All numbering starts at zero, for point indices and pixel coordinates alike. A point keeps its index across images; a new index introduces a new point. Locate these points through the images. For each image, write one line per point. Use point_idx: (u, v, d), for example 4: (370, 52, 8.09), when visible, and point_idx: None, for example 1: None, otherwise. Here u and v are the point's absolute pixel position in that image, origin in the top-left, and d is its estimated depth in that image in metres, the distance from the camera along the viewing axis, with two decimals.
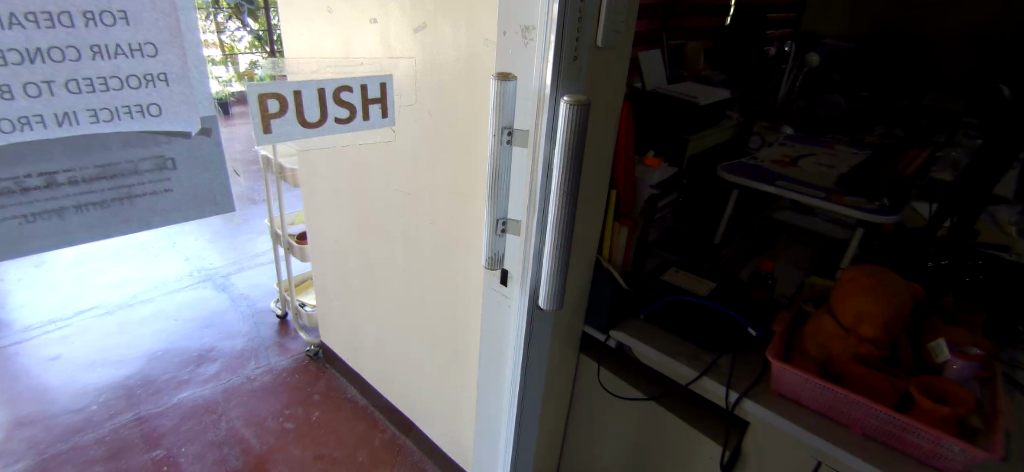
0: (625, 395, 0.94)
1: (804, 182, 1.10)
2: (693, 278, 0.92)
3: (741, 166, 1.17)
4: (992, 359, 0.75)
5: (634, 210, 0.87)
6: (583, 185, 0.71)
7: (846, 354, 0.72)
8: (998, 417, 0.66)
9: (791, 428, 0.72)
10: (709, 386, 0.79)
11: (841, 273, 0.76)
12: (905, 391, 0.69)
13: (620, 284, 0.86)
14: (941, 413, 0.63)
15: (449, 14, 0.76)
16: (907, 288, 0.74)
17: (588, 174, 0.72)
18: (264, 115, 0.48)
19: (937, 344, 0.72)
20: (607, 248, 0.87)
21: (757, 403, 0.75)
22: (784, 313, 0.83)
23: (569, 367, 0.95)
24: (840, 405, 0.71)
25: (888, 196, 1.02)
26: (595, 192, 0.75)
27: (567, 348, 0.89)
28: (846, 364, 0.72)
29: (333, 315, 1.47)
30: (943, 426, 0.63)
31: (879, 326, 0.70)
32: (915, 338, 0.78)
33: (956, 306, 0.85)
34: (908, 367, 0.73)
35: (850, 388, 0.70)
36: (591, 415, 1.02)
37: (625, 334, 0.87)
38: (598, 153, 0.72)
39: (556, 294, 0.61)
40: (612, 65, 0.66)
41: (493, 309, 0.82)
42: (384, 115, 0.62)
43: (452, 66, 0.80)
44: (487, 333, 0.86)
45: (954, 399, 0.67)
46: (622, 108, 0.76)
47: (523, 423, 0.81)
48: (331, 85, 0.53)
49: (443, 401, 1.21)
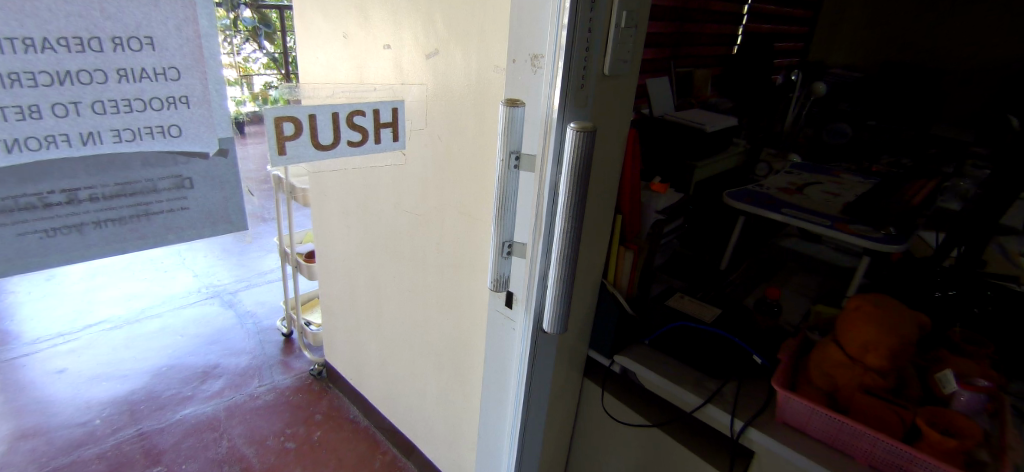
0: (628, 421, 0.93)
1: (811, 211, 1.09)
2: (700, 305, 0.89)
3: (746, 193, 1.17)
4: (1000, 391, 0.74)
5: (639, 235, 0.87)
6: (589, 210, 0.72)
7: (851, 384, 0.70)
8: (1007, 451, 0.65)
9: (796, 458, 0.71)
10: (714, 415, 0.78)
11: (846, 302, 0.75)
12: (911, 423, 0.67)
13: (625, 309, 0.85)
14: (948, 446, 0.63)
15: (460, 41, 0.79)
16: (913, 317, 0.72)
17: (594, 198, 0.72)
18: (280, 138, 0.49)
19: (945, 374, 0.71)
20: (612, 273, 0.87)
21: (762, 432, 0.74)
22: (790, 340, 0.82)
23: (573, 391, 0.95)
24: (845, 435, 0.70)
25: (894, 225, 1.01)
26: (599, 219, 0.76)
27: (571, 372, 0.88)
28: (851, 393, 0.70)
29: (337, 334, 1.48)
30: (948, 459, 0.63)
31: (885, 356, 0.69)
32: (922, 369, 0.77)
33: (964, 337, 0.84)
34: (916, 399, 0.72)
35: (855, 419, 0.69)
36: (595, 442, 1.01)
37: (628, 359, 0.87)
38: (603, 179, 0.73)
39: (558, 319, 0.61)
40: (618, 92, 0.67)
41: (496, 330, 0.82)
42: (395, 139, 0.64)
43: (462, 92, 0.82)
44: (489, 354, 0.86)
45: (961, 431, 0.66)
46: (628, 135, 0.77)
47: (524, 447, 0.81)
48: (343, 108, 0.55)
49: (444, 424, 1.20)
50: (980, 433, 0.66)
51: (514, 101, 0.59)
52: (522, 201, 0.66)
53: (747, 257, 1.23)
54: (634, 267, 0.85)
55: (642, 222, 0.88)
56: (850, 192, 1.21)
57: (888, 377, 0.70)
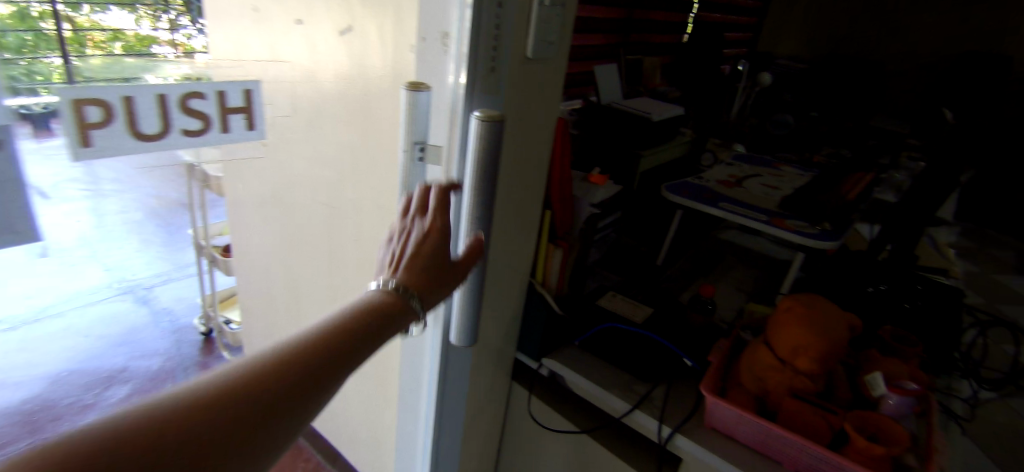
0: (554, 425, 0.90)
1: (748, 205, 1.08)
2: (632, 304, 0.87)
3: (685, 187, 1.15)
4: (926, 391, 0.75)
5: (570, 232, 0.82)
6: (509, 207, 0.67)
7: (781, 388, 0.69)
8: (931, 454, 0.65)
9: (721, 464, 0.69)
10: (641, 420, 0.76)
11: (779, 302, 0.72)
12: (839, 428, 0.66)
13: (554, 310, 0.81)
14: (875, 452, 0.62)
15: (373, 15, 0.70)
16: (845, 319, 0.70)
17: (514, 194, 0.68)
18: (83, 126, 0.49)
19: (874, 377, 0.70)
20: (541, 271, 0.82)
21: (689, 439, 0.72)
22: (721, 341, 0.81)
23: (500, 395, 0.91)
24: (774, 441, 0.69)
25: (829, 220, 1.00)
26: (522, 216, 0.71)
27: (496, 375, 0.85)
28: (781, 397, 0.69)
29: (260, 334, 1.38)
30: (874, 466, 0.62)
31: (815, 361, 0.67)
32: (851, 368, 0.76)
33: (892, 335, 0.84)
34: (844, 401, 0.71)
35: (784, 425, 0.67)
36: (523, 446, 0.98)
37: (558, 363, 0.84)
38: (525, 173, 0.68)
39: (464, 332, 0.66)
40: (540, 79, 0.62)
41: (413, 334, 0.77)
42: (251, 124, 0.70)
43: (376, 73, 0.74)
44: (407, 361, 0.82)
45: (888, 435, 0.66)
46: (556, 126, 0.73)
47: (438, 437, 0.84)
48: (176, 92, 0.56)
49: (367, 428, 1.14)
50: (906, 437, 0.65)
51: (416, 82, 0.55)
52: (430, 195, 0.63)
53: (683, 250, 1.23)
54: (564, 265, 0.81)
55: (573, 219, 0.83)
56: (789, 186, 1.22)
57: (816, 380, 0.69)
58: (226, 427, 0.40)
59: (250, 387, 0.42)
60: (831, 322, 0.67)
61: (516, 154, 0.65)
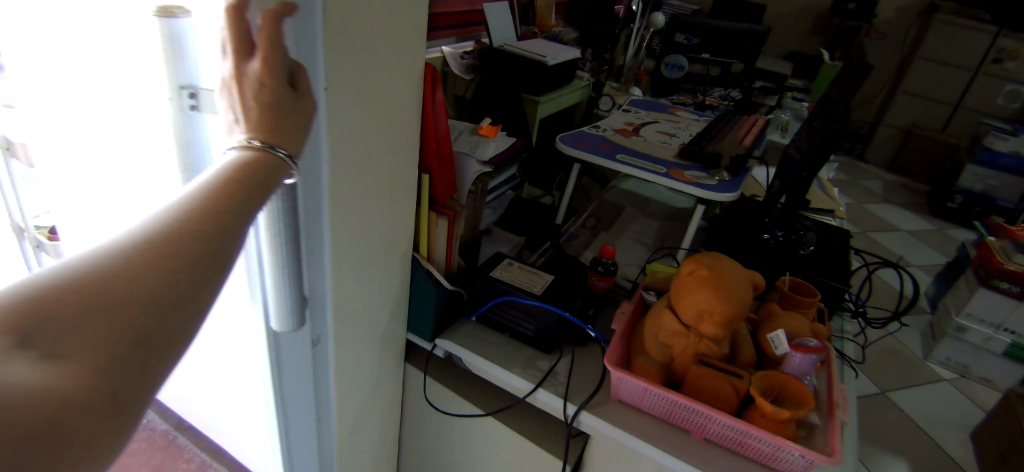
0: (455, 408, 0.86)
1: (644, 156, 1.03)
2: (530, 272, 0.79)
3: (581, 137, 1.08)
4: (824, 340, 0.75)
5: (457, 199, 0.76)
6: (371, 172, 0.61)
7: (687, 355, 0.67)
8: (834, 410, 0.65)
9: (622, 438, 0.67)
10: (544, 398, 0.72)
11: (682, 263, 0.67)
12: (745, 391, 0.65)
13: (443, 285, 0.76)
14: (783, 417, 0.60)
15: None
16: (746, 276, 0.67)
17: (382, 159, 0.62)
18: None
19: (778, 336, 0.69)
20: (425, 245, 0.76)
21: (592, 414, 0.68)
22: (625, 304, 0.77)
23: (388, 378, 0.86)
24: (678, 414, 0.68)
25: (725, 168, 0.98)
26: (389, 188, 0.66)
27: (383, 355, 0.80)
28: (687, 365, 0.67)
29: None
30: (783, 431, 0.61)
31: (718, 324, 0.63)
32: (758, 327, 0.75)
33: (791, 285, 0.84)
34: (750, 362, 0.70)
35: (688, 395, 0.65)
36: (418, 424, 0.94)
37: (452, 343, 0.78)
38: (388, 135, 0.61)
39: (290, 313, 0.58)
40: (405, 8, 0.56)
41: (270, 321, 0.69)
42: None
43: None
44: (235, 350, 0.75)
45: (793, 398, 0.65)
46: (427, 74, 0.66)
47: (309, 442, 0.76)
48: None
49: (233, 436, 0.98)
50: (811, 396, 0.64)
51: (174, 4, 0.52)
52: (207, 144, 0.59)
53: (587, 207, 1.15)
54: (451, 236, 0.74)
55: (458, 184, 0.77)
56: (685, 132, 1.19)
57: (720, 344, 0.68)
58: (177, 261, 0.34)
59: (203, 224, 0.36)
60: (733, 282, 0.64)
61: (378, 128, 0.60)
